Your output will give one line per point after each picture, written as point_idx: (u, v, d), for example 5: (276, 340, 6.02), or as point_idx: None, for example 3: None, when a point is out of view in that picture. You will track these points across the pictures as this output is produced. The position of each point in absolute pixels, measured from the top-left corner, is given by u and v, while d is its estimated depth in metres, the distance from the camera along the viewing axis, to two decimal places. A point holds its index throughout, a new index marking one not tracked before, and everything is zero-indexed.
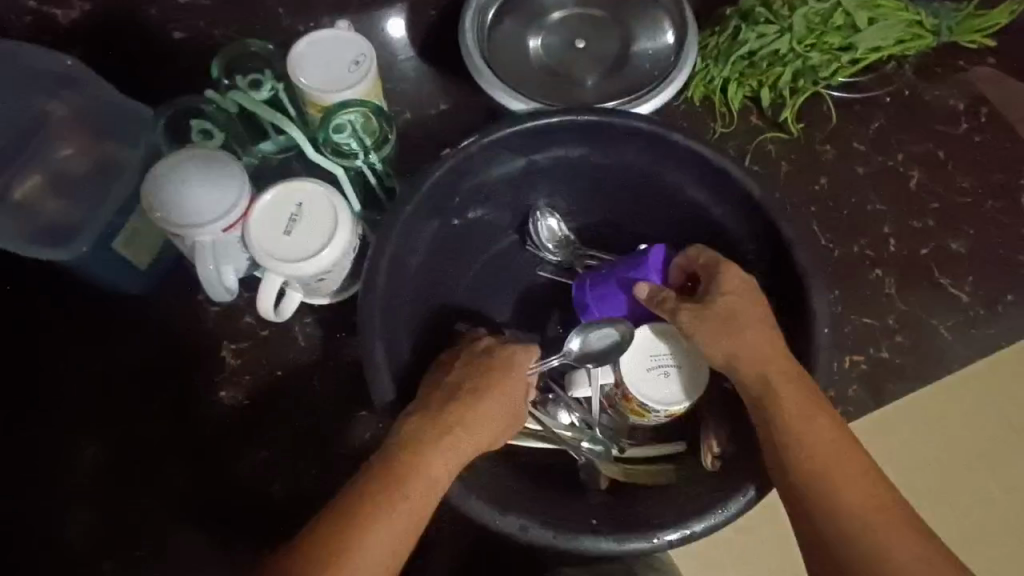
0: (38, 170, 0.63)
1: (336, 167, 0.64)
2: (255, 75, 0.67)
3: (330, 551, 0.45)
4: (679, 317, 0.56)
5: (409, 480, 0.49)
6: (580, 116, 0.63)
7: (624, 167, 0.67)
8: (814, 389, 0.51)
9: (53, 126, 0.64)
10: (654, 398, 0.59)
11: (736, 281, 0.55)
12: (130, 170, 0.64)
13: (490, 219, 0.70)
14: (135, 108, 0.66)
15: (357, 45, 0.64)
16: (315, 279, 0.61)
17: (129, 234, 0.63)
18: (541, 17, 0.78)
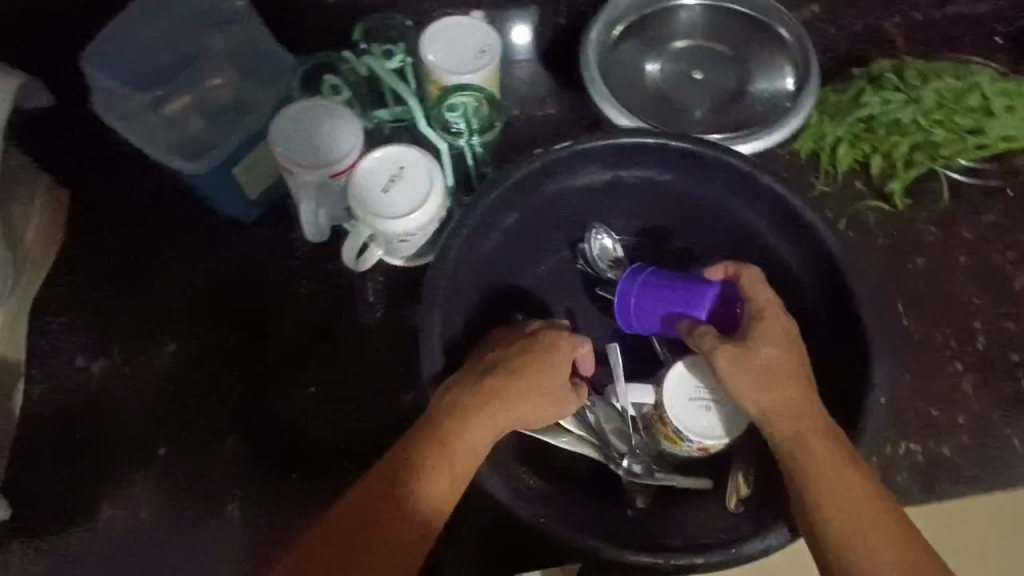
0: (189, 89, 0.70)
1: (440, 141, 0.68)
2: (390, 45, 0.73)
3: (371, 517, 0.49)
4: (716, 356, 0.55)
5: (446, 453, 0.51)
6: (676, 142, 0.65)
7: (708, 202, 0.68)
8: (846, 449, 0.50)
9: (209, 53, 0.71)
10: (691, 429, 0.59)
11: (772, 327, 0.55)
12: (263, 107, 0.70)
13: (572, 221, 0.72)
14: (278, 54, 0.72)
15: (487, 36, 0.69)
16: (399, 238, 0.65)
17: (249, 164, 0.69)
18: (665, 42, 0.80)
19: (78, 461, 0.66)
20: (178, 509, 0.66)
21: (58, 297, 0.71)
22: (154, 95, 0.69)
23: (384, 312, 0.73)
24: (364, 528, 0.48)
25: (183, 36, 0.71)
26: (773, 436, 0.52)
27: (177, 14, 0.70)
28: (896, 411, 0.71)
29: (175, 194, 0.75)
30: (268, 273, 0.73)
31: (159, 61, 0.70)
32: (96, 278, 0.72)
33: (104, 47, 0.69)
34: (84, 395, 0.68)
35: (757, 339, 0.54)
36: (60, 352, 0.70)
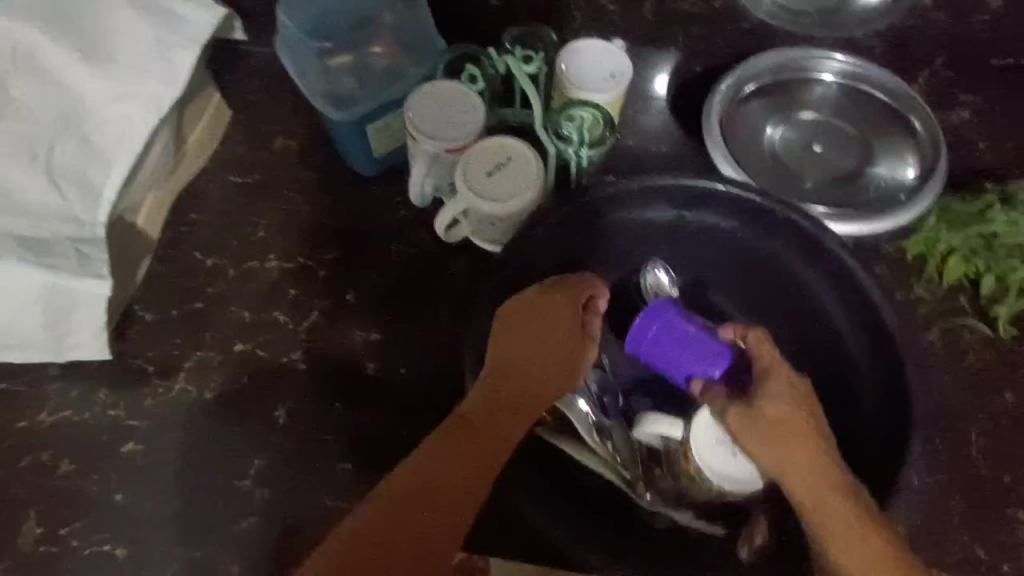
0: (354, 52, 0.80)
1: (552, 146, 0.72)
2: (530, 52, 0.78)
3: (419, 499, 0.54)
4: (726, 416, 0.57)
5: (484, 443, 0.59)
6: (744, 193, 0.69)
7: (769, 256, 0.72)
8: (863, 500, 0.54)
9: (377, 24, 0.81)
10: (716, 473, 0.60)
11: (782, 386, 0.57)
12: (410, 81, 0.78)
13: (653, 253, 0.73)
14: (434, 39, 0.81)
15: (620, 63, 0.75)
16: (490, 220, 0.70)
17: (382, 126, 0.78)
18: (792, 110, 0.80)
19: (171, 336, 0.76)
20: (239, 401, 0.73)
21: (196, 195, 0.82)
22: (326, 49, 0.79)
23: (457, 289, 0.78)
24: (411, 510, 0.53)
25: (360, 7, 0.81)
26: (792, 495, 0.54)
27: None
28: (934, 535, 0.69)
29: (313, 140, 0.85)
30: (369, 227, 0.81)
31: (337, 24, 0.80)
32: (230, 191, 0.82)
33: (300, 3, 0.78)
34: (193, 285, 0.78)
35: (767, 397, 0.56)
36: (186, 241, 0.80)
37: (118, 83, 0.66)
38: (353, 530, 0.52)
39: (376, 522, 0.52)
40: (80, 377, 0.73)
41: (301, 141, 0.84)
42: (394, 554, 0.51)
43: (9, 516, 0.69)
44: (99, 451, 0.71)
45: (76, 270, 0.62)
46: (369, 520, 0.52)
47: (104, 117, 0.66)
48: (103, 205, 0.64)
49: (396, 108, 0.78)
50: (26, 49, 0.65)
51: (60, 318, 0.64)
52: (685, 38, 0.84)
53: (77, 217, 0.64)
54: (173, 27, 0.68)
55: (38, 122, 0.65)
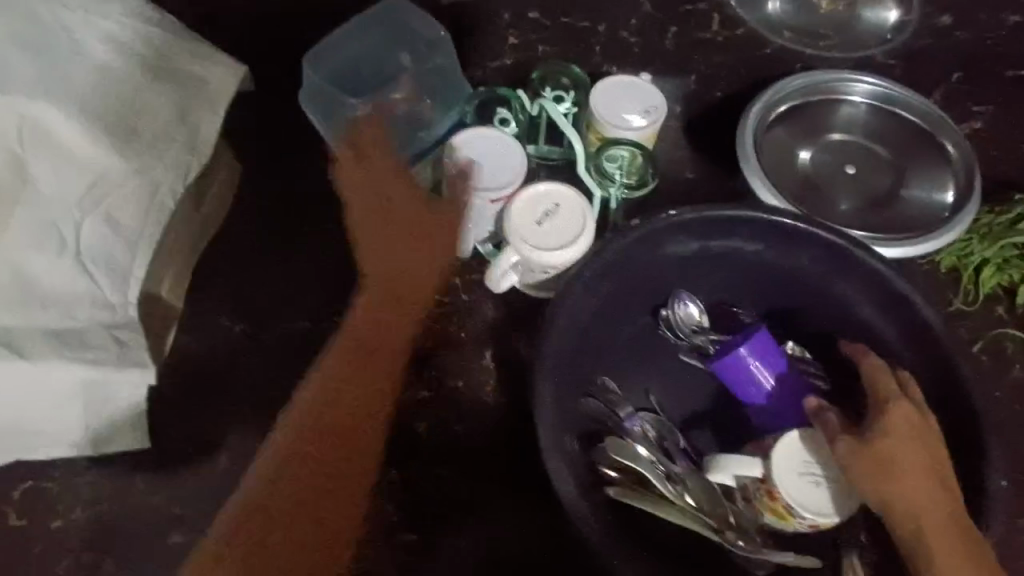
0: (373, 98, 0.75)
1: (594, 186, 0.72)
2: (561, 92, 0.78)
3: (328, 469, 0.62)
4: (837, 445, 0.59)
5: (359, 377, 0.66)
6: (766, 216, 0.69)
7: (796, 273, 0.71)
8: (972, 543, 0.56)
9: (395, 69, 0.77)
10: (807, 507, 0.60)
11: (900, 421, 0.59)
12: (438, 128, 0.76)
13: (701, 287, 0.73)
14: (458, 83, 0.79)
15: (654, 98, 0.74)
16: (543, 268, 0.67)
17: (411, 174, 0.76)
18: (821, 133, 0.80)
19: (207, 412, 0.72)
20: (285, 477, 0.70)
21: (215, 259, 0.77)
22: (350, 98, 0.75)
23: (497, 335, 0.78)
24: (325, 471, 0.62)
25: (378, 54, 0.78)
26: (898, 528, 0.57)
27: (380, 35, 0.78)
28: (1004, 551, 0.69)
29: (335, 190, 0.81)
30: None
31: (361, 73, 0.77)
32: (250, 250, 0.78)
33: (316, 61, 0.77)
34: (223, 356, 0.74)
35: (882, 431, 0.59)
36: (209, 309, 0.76)
37: (140, 157, 0.61)
38: (286, 480, 0.61)
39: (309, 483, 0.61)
40: (112, 465, 0.69)
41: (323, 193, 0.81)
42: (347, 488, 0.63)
43: None
44: (142, 544, 0.67)
45: (117, 364, 0.59)
46: (296, 469, 0.62)
47: (133, 189, 0.61)
48: (130, 288, 0.60)
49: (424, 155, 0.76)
50: (35, 121, 0.57)
51: (100, 413, 0.60)
52: (706, 66, 0.84)
53: (104, 302, 0.59)
54: (197, 95, 0.66)
55: (51, 201, 0.58)
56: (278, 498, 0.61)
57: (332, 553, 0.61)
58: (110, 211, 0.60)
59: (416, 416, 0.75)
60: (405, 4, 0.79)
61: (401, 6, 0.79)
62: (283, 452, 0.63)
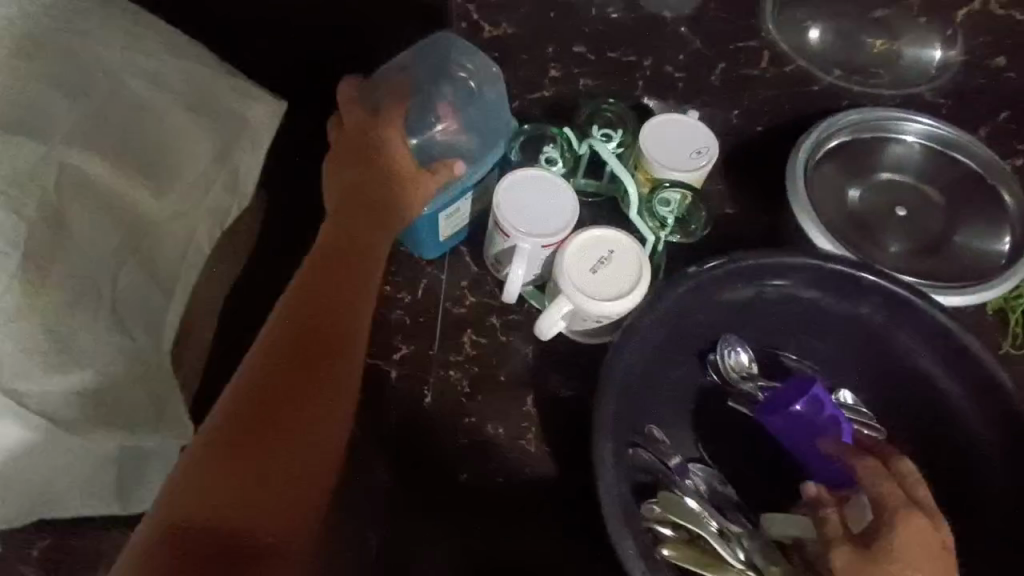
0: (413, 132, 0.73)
1: (645, 231, 0.70)
2: (609, 130, 0.77)
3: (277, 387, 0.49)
4: (833, 555, 0.57)
5: (334, 304, 0.56)
6: (826, 263, 0.67)
7: (853, 321, 0.69)
8: None
9: (438, 101, 0.74)
10: None
11: (908, 537, 0.56)
12: (483, 163, 0.72)
13: (751, 330, 0.71)
14: (500, 120, 0.76)
15: (706, 139, 0.71)
16: (595, 318, 0.64)
17: (449, 215, 0.72)
18: (870, 172, 0.78)
19: None
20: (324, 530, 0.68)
21: (244, 297, 0.74)
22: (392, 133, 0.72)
23: (537, 376, 0.76)
24: (279, 391, 0.49)
25: (420, 82, 0.73)
26: None
27: (422, 66, 0.74)
28: None
29: None
30: (448, 321, 0.78)
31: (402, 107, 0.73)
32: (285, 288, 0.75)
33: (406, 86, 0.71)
34: None
35: (888, 547, 0.56)
36: (235, 350, 0.72)
37: (180, 199, 0.60)
38: (232, 399, 0.48)
39: (252, 401, 0.48)
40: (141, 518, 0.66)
41: None
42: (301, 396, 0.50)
43: None
44: None
45: (157, 425, 0.57)
46: (250, 388, 0.49)
47: (168, 236, 0.60)
48: (163, 339, 0.59)
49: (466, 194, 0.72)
50: (74, 170, 0.54)
51: (136, 475, 0.58)
52: (750, 102, 0.82)
53: (143, 357, 0.56)
54: (235, 132, 0.64)
55: (87, 256, 0.53)
56: (216, 432, 0.47)
57: (256, 505, 0.44)
58: (147, 258, 0.58)
59: (457, 464, 0.73)
60: (445, 35, 0.76)
61: (442, 38, 0.75)
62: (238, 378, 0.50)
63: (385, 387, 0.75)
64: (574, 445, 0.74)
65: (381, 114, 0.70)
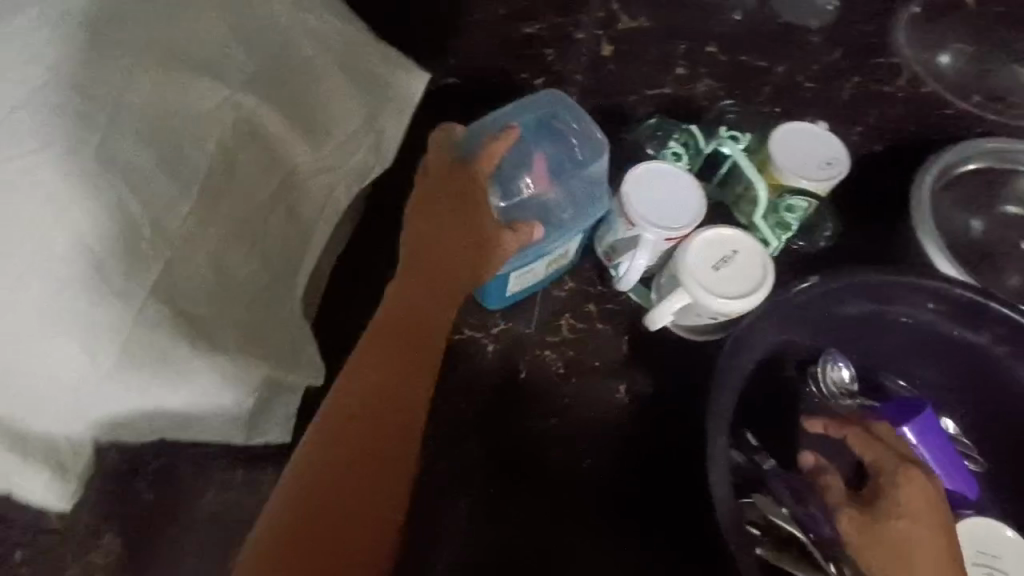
0: (502, 185, 0.71)
1: (769, 236, 0.71)
2: (737, 132, 0.76)
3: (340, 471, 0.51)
4: (840, 518, 0.58)
5: (394, 385, 0.57)
6: (954, 288, 0.66)
7: (968, 350, 0.68)
8: None
9: (533, 158, 0.72)
10: None
11: (909, 494, 0.58)
12: (563, 232, 0.69)
13: (855, 348, 0.71)
14: (597, 186, 0.72)
15: (835, 151, 0.71)
16: (711, 314, 0.65)
17: (521, 274, 0.71)
18: (995, 202, 0.77)
19: None
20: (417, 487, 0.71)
21: (359, 255, 0.76)
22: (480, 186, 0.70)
23: (631, 367, 0.77)
24: (340, 473, 0.51)
25: (521, 136, 0.72)
26: None
27: (524, 122, 0.73)
28: None
29: None
30: (547, 302, 0.79)
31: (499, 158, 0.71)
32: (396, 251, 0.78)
33: (506, 138, 0.69)
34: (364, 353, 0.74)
35: (892, 505, 0.58)
36: (349, 306, 0.74)
37: (328, 157, 0.63)
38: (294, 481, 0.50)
39: (314, 483, 0.50)
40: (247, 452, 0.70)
41: None
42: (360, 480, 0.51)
43: None
44: None
45: (294, 365, 0.60)
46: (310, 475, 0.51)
47: (313, 189, 0.63)
48: (297, 285, 0.62)
49: (537, 258, 0.71)
50: (247, 117, 0.56)
51: (262, 412, 0.60)
52: (876, 118, 0.81)
53: (280, 298, 0.60)
54: (381, 100, 0.67)
55: (245, 198, 0.57)
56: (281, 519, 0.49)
57: None
58: (294, 207, 0.61)
59: (546, 441, 0.74)
60: (557, 94, 0.75)
61: (552, 98, 0.75)
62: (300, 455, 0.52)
63: (483, 361, 0.76)
64: (661, 439, 0.75)
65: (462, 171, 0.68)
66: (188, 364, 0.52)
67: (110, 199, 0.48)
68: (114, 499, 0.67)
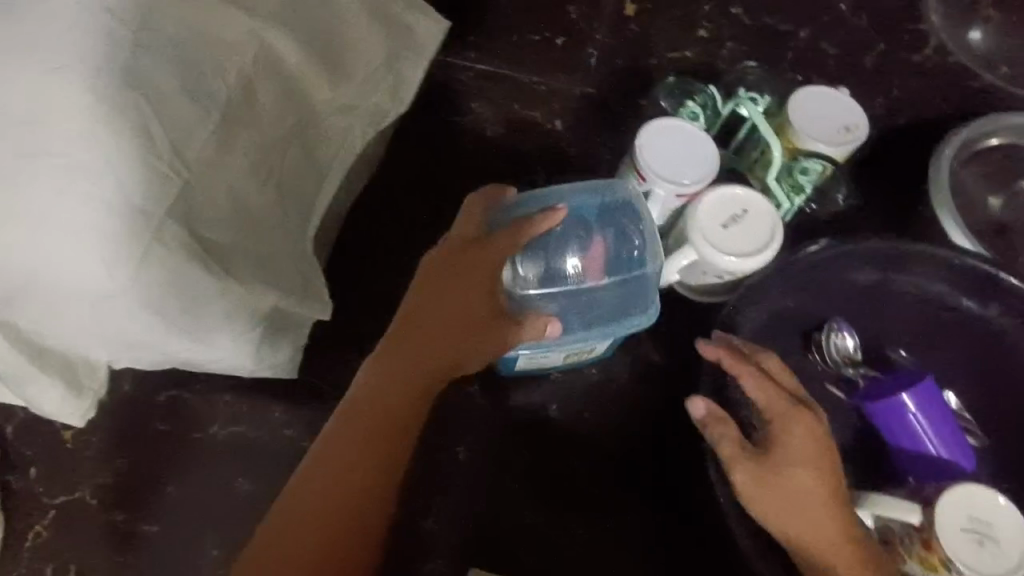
0: (545, 269, 0.64)
1: (781, 197, 0.70)
2: (754, 94, 0.75)
3: (319, 522, 0.55)
4: (737, 475, 0.57)
5: (366, 483, 0.56)
6: (966, 258, 0.66)
7: (977, 323, 0.68)
8: (878, 559, 0.56)
9: (589, 246, 0.65)
10: (969, 565, 0.57)
11: (799, 441, 0.58)
12: (590, 331, 0.64)
13: (863, 317, 0.70)
14: (648, 292, 0.65)
15: (852, 116, 0.70)
16: (719, 272, 0.66)
17: (534, 358, 0.66)
18: (1018, 177, 0.76)
19: (353, 349, 0.74)
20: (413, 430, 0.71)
21: (375, 207, 0.79)
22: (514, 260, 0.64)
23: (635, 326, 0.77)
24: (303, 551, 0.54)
25: (573, 219, 0.65)
26: (811, 562, 0.55)
27: (586, 203, 0.66)
28: None
29: (497, 158, 0.82)
30: None
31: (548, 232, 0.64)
32: (411, 203, 0.80)
33: (551, 221, 0.61)
34: (373, 298, 0.76)
35: (786, 454, 0.57)
36: (363, 255, 0.77)
37: (346, 96, 0.64)
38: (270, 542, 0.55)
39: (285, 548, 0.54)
40: (251, 390, 0.72)
41: (485, 158, 0.82)
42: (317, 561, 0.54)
43: (186, 530, 0.67)
44: (274, 470, 0.70)
45: (302, 296, 0.61)
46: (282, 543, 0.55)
47: (330, 129, 0.65)
48: (309, 221, 0.64)
49: (554, 351, 0.64)
50: (268, 49, 0.56)
51: (270, 344, 0.62)
52: (900, 88, 0.80)
53: (296, 234, 0.62)
54: (402, 41, 0.67)
55: (265, 131, 0.57)
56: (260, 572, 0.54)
57: None
58: (309, 143, 0.62)
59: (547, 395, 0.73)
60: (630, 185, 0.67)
61: (622, 187, 0.67)
62: (279, 512, 0.56)
63: None
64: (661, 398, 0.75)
65: (480, 245, 0.61)
66: (201, 287, 0.53)
67: (133, 118, 0.49)
68: (127, 423, 0.70)
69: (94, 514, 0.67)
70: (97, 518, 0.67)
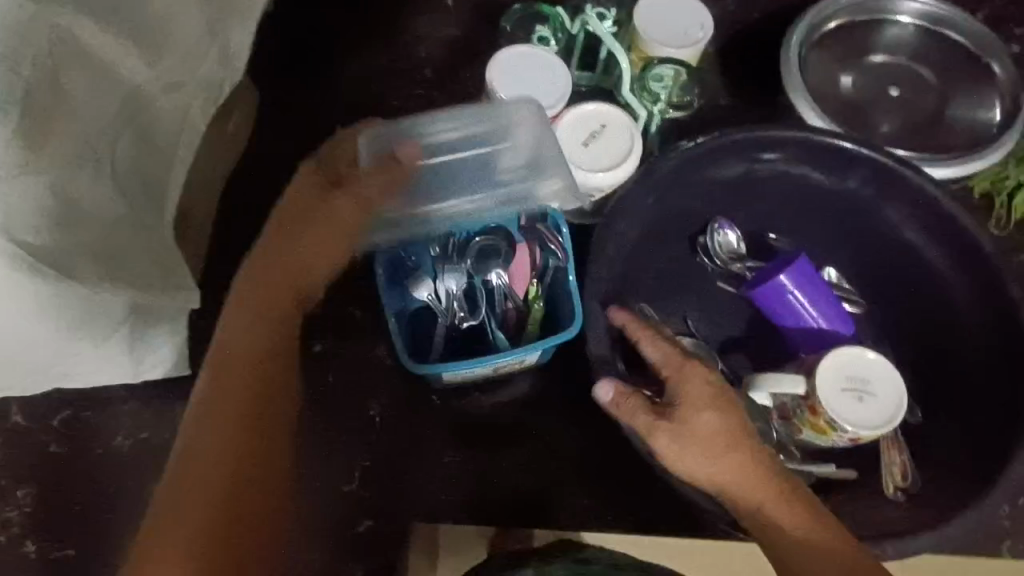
0: (470, 291, 0.67)
1: (638, 105, 0.71)
2: (602, 9, 0.76)
3: (220, 458, 0.56)
4: (654, 440, 0.57)
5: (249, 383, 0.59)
6: (815, 136, 0.68)
7: (841, 196, 0.71)
8: (792, 486, 0.57)
9: (513, 254, 0.66)
10: (850, 420, 0.61)
11: (698, 389, 0.58)
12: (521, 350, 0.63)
13: (735, 210, 0.73)
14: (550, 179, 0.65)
15: (698, 16, 0.70)
16: (587, 191, 0.67)
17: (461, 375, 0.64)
18: (865, 53, 0.78)
19: None
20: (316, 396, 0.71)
21: (248, 191, 0.77)
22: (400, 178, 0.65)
23: None
24: (204, 460, 0.56)
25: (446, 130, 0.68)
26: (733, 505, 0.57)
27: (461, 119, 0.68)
28: None
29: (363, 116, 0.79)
30: None
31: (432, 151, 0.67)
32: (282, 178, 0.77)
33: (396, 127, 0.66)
34: None
35: (690, 408, 0.57)
36: (243, 240, 0.75)
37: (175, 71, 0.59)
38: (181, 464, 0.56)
39: (191, 460, 0.56)
40: (149, 397, 0.70)
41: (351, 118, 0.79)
42: (216, 468, 0.56)
43: (107, 546, 0.66)
44: None
45: (164, 289, 0.59)
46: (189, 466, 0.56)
47: (164, 108, 0.59)
48: (164, 210, 0.62)
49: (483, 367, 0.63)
50: (65, 33, 0.50)
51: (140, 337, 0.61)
52: None
53: (147, 226, 0.59)
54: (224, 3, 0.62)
55: (90, 122, 0.52)
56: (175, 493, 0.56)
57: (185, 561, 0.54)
58: (144, 127, 0.58)
59: None
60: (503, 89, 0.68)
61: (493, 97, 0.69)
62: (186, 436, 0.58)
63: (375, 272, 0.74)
64: None
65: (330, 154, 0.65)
66: (35, 292, 0.52)
67: None
68: (22, 454, 0.68)
69: (7, 549, 0.66)
70: (10, 554, 0.65)
